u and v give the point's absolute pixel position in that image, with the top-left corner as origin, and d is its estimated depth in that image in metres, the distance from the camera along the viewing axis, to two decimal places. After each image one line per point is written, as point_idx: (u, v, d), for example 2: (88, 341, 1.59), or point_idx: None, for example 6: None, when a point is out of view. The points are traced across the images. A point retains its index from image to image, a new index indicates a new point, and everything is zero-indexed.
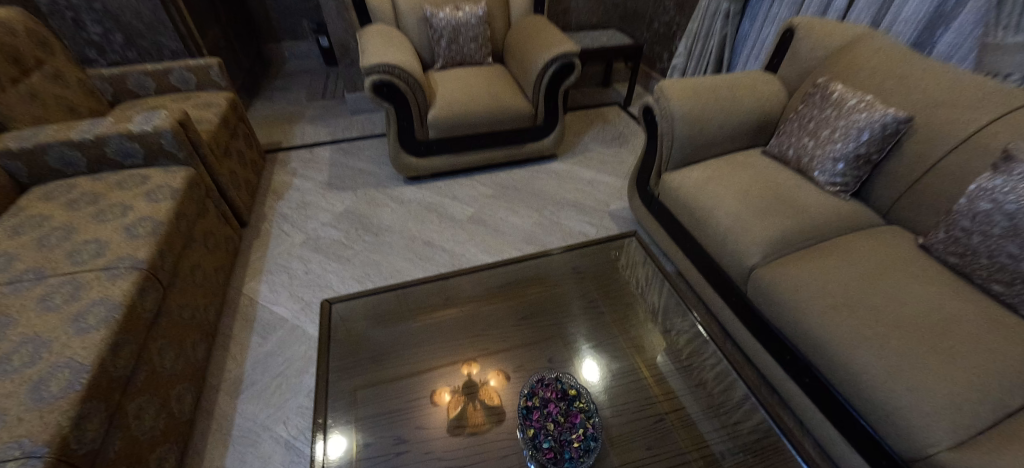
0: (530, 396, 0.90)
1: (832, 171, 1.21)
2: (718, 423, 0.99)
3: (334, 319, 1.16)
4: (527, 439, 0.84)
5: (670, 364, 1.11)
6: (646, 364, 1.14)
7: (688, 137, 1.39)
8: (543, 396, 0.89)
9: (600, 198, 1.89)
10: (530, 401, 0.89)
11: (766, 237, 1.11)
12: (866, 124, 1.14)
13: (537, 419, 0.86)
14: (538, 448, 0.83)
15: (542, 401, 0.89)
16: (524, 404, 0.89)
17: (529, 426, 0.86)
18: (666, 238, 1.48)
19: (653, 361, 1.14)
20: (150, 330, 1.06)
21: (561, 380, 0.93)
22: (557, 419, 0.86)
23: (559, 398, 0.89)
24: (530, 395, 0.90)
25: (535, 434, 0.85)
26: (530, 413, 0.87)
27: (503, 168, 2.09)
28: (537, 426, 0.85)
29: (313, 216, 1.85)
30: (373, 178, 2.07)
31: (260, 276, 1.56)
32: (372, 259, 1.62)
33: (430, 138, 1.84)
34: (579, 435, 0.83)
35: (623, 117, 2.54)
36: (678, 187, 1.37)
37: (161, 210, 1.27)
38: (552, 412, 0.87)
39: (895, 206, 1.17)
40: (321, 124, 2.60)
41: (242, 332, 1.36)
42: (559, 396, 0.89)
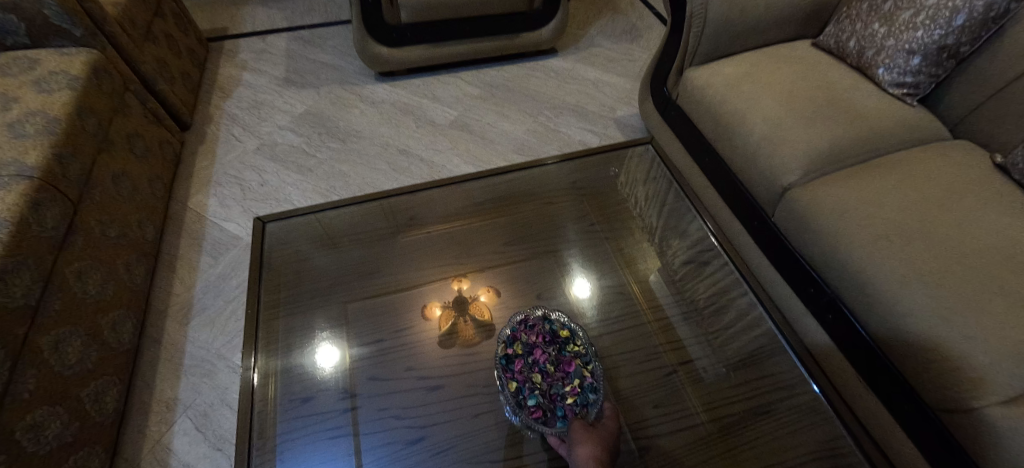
0: (511, 342, 0.78)
1: (903, 67, 0.96)
2: (711, 348, 0.91)
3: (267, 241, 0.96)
4: (509, 394, 0.74)
5: (664, 285, 1.00)
6: (639, 286, 1.01)
7: (723, 21, 1.10)
8: (529, 342, 0.77)
9: (606, 103, 1.62)
10: (512, 348, 0.77)
11: (809, 150, 0.91)
12: (965, 2, 0.86)
13: (519, 371, 0.74)
14: (523, 406, 0.73)
15: (527, 347, 0.77)
16: (504, 352, 0.77)
17: (512, 379, 0.75)
18: (680, 151, 1.27)
19: (646, 281, 1.02)
20: (60, 251, 0.87)
21: (549, 320, 0.80)
22: (545, 370, 0.74)
23: (549, 343, 0.77)
24: (510, 341, 0.78)
25: (518, 388, 0.74)
26: (511, 362, 0.76)
27: (493, 65, 1.76)
28: (520, 379, 0.74)
29: (268, 118, 1.57)
30: (338, 75, 1.74)
31: (207, 187, 1.35)
32: (338, 170, 1.39)
33: (403, 22, 1.52)
34: (573, 389, 0.72)
35: (637, 4, 2.13)
36: (704, 87, 1.12)
37: (55, 104, 1.02)
38: (539, 361, 0.75)
39: (968, 116, 0.96)
40: (275, 6, 2.17)
41: (190, 252, 1.19)
42: (549, 343, 0.77)
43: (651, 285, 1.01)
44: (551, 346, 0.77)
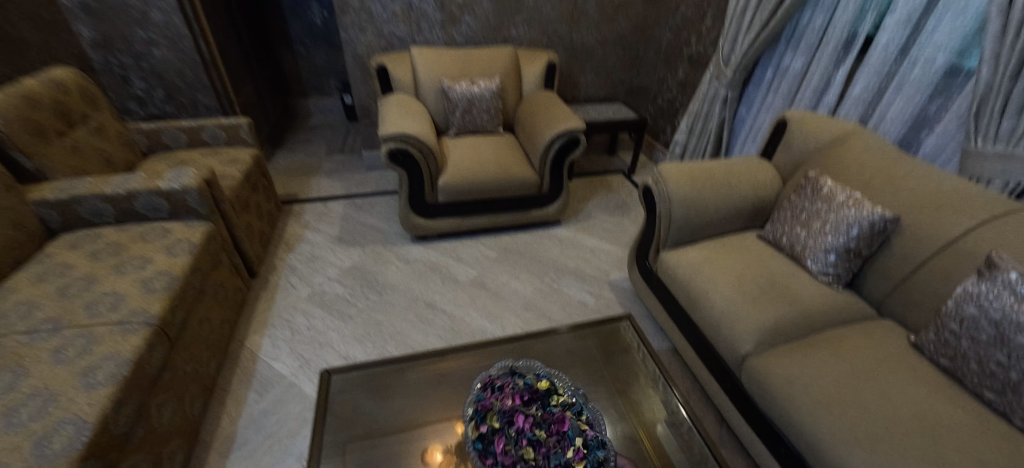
0: (487, 417, 0.84)
1: (824, 261, 1.25)
2: None
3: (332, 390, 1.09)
4: None
5: (671, 436, 1.03)
6: (647, 434, 1.06)
7: (685, 218, 1.44)
8: (505, 402, 0.85)
9: (601, 267, 1.94)
10: (487, 423, 0.83)
11: (756, 325, 1.14)
12: (855, 220, 1.19)
13: (504, 448, 0.79)
14: None
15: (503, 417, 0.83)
16: (479, 430, 0.82)
17: (496, 459, 0.79)
18: (664, 314, 1.50)
19: (653, 431, 1.06)
20: (154, 384, 1.11)
21: (518, 382, 0.90)
22: (539, 436, 0.80)
23: (526, 397, 0.87)
24: (484, 415, 0.84)
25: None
26: (489, 440, 0.81)
27: (508, 232, 2.17)
28: (512, 459, 0.78)
29: (321, 270, 1.90)
30: (382, 235, 2.15)
31: (263, 329, 1.60)
32: (374, 318, 1.65)
33: (439, 201, 1.93)
34: (576, 452, 0.79)
35: (626, 185, 2.64)
36: (675, 266, 1.42)
37: (178, 264, 1.34)
38: (527, 413, 0.83)
39: (887, 300, 1.19)
40: (338, 176, 2.70)
41: (240, 387, 1.39)
42: (527, 395, 0.87)
43: (660, 438, 1.04)
44: (530, 396, 0.88)
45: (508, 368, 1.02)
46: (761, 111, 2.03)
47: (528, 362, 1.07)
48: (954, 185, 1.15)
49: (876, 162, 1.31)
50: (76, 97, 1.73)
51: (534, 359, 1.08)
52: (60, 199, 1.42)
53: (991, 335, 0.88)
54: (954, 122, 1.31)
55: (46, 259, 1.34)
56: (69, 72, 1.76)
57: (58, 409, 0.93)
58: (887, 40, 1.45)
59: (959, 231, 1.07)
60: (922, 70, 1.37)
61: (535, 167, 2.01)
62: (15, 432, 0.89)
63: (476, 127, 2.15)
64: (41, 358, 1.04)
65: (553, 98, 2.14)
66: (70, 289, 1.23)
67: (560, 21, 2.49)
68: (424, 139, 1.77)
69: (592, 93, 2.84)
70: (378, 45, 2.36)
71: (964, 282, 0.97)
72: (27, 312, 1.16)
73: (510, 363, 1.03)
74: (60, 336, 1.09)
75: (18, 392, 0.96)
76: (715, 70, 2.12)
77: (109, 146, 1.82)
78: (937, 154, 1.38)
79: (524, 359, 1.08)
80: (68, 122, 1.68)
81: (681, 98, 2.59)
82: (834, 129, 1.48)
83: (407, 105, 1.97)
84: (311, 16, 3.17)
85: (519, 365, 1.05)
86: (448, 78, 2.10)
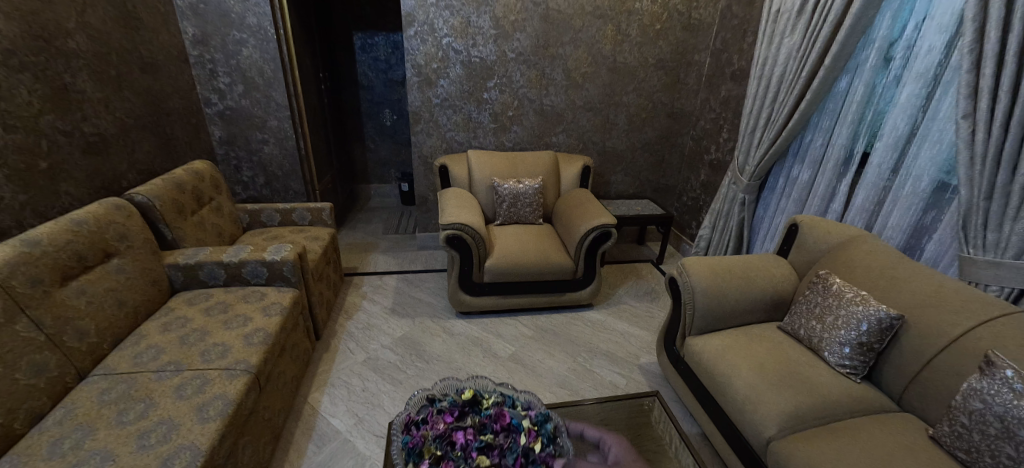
0: (428, 449, 0.95)
1: (840, 353, 1.36)
2: None
3: None
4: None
5: None
6: None
7: (708, 307, 1.60)
8: (436, 427, 0.99)
9: (631, 351, 2.06)
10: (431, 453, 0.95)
11: (776, 411, 1.24)
12: (863, 316, 1.33)
13: (456, 459, 0.93)
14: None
15: (438, 440, 0.97)
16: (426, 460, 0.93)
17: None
18: (693, 399, 1.59)
19: None
20: (243, 424, 1.31)
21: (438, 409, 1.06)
22: (490, 430, 0.99)
23: (455, 415, 1.04)
24: (424, 446, 0.96)
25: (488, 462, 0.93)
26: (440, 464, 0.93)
27: (543, 312, 2.37)
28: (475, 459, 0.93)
29: (375, 338, 2.12)
30: (430, 309, 2.38)
31: (324, 388, 1.80)
32: (421, 385, 1.82)
33: (484, 280, 2.18)
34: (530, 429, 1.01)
35: (655, 273, 2.82)
36: (700, 351, 1.55)
37: (272, 323, 1.62)
38: (463, 426, 1.00)
39: (905, 396, 1.29)
40: (392, 254, 3.04)
41: (301, 439, 1.56)
42: (453, 414, 1.04)
43: None
44: (457, 412, 1.05)
45: (425, 396, 1.16)
46: (777, 213, 2.25)
47: (445, 385, 1.21)
48: (952, 288, 1.29)
49: (882, 264, 1.46)
50: (207, 183, 2.16)
51: (447, 379, 1.22)
52: (189, 263, 1.76)
53: (997, 429, 0.97)
54: (948, 232, 1.48)
55: (169, 312, 1.64)
56: (207, 165, 2.23)
57: (178, 437, 1.14)
58: (879, 161, 1.69)
59: (959, 331, 1.19)
60: (913, 187, 1.57)
61: (571, 254, 2.26)
62: (147, 453, 1.09)
63: (518, 218, 2.47)
64: (166, 393, 1.27)
65: (587, 195, 2.46)
66: (188, 338, 1.50)
67: (594, 131, 2.92)
68: (477, 227, 2.08)
69: (622, 189, 3.18)
70: (441, 147, 2.84)
71: (970, 378, 1.08)
72: (155, 355, 1.42)
73: (418, 393, 1.16)
74: (181, 376, 1.33)
75: (148, 420, 1.18)
76: (733, 176, 2.41)
77: (222, 222, 2.19)
78: (938, 259, 1.53)
79: (436, 383, 1.21)
80: (200, 203, 2.07)
81: (704, 197, 2.86)
82: (842, 233, 1.66)
83: (463, 197, 2.34)
84: (384, 121, 3.82)
85: (435, 389, 1.19)
86: (498, 177, 2.49)
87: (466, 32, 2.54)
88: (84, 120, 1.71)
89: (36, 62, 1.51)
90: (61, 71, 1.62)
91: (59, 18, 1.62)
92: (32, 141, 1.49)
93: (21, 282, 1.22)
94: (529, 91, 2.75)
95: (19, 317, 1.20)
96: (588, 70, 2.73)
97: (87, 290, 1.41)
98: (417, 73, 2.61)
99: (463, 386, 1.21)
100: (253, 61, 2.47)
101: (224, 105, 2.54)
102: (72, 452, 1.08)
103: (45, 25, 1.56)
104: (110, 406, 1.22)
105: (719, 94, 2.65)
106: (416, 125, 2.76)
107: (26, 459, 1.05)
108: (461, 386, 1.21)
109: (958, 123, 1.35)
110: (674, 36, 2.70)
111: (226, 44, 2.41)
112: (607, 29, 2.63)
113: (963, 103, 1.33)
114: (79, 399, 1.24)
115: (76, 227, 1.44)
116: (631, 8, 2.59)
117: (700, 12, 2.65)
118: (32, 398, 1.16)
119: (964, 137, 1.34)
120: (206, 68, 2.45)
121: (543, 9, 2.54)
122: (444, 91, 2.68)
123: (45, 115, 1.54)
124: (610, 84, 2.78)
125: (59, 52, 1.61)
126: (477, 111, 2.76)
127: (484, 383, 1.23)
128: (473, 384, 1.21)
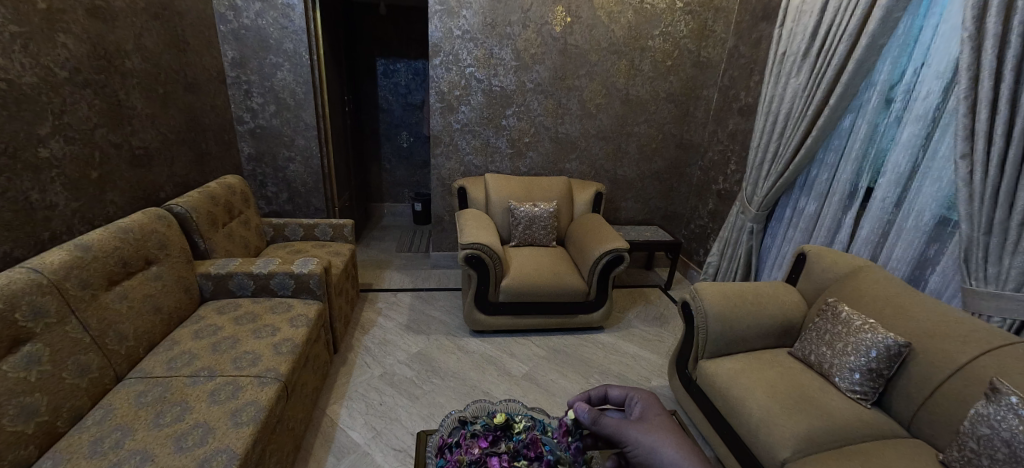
0: None
1: (850, 379, 1.41)
2: None
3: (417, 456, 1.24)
4: None
5: None
6: None
7: (720, 332, 1.65)
8: (472, 453, 1.01)
9: (642, 373, 2.09)
10: None
11: (792, 433, 1.28)
12: (872, 343, 1.39)
13: None
14: None
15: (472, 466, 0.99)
16: None
17: None
18: (707, 423, 1.63)
19: None
20: (271, 432, 1.34)
21: (472, 434, 1.08)
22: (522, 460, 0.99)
23: (489, 440, 1.05)
24: None
25: None
26: None
27: (554, 333, 2.41)
28: None
29: (391, 353, 2.16)
30: (444, 326, 2.43)
31: (342, 400, 1.83)
32: (437, 401, 1.85)
33: (500, 299, 2.24)
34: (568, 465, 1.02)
35: (663, 298, 2.88)
36: (713, 374, 1.59)
37: (299, 334, 1.67)
38: (497, 452, 1.01)
39: (914, 422, 1.33)
40: (406, 271, 3.10)
41: (321, 451, 1.58)
42: (487, 438, 1.05)
43: None
44: (491, 437, 1.06)
45: (458, 418, 1.18)
46: (785, 242, 2.33)
47: (476, 407, 1.22)
48: (957, 318, 1.35)
49: (889, 294, 1.53)
50: (238, 197, 2.27)
51: (478, 402, 1.24)
52: (220, 273, 1.83)
53: (1006, 454, 1.02)
54: (951, 265, 1.55)
55: (200, 320, 1.70)
56: (238, 180, 2.33)
57: (215, 440, 1.17)
58: (883, 195, 1.78)
59: (965, 359, 1.25)
60: (915, 222, 1.65)
61: (584, 277, 2.33)
62: (184, 454, 1.12)
63: (533, 240, 2.55)
64: (201, 397, 1.31)
65: (600, 220, 2.55)
66: (220, 345, 1.56)
67: (607, 159, 3.04)
68: (495, 247, 2.15)
69: (631, 216, 3.27)
70: (459, 170, 2.96)
71: (977, 404, 1.13)
72: (189, 360, 1.47)
73: (451, 413, 1.18)
74: (214, 382, 1.38)
75: (185, 422, 1.22)
76: (741, 205, 2.50)
77: (248, 234, 2.28)
78: (942, 290, 1.59)
79: (468, 406, 1.22)
80: (230, 215, 2.17)
81: (712, 225, 2.95)
82: (848, 263, 1.73)
83: (480, 218, 2.42)
84: (401, 142, 3.96)
85: (467, 411, 1.20)
86: (514, 200, 2.59)
87: (489, 63, 2.69)
88: (132, 134, 1.82)
89: (97, 79, 1.63)
90: (117, 89, 1.73)
91: (120, 40, 1.75)
92: (87, 153, 1.59)
93: (73, 285, 1.29)
94: (545, 120, 2.88)
95: (70, 318, 1.25)
96: (602, 101, 2.87)
97: (129, 295, 1.47)
98: (440, 99, 2.75)
99: (492, 409, 1.23)
100: (287, 83, 2.62)
101: (255, 123, 2.67)
102: (112, 451, 1.11)
103: (108, 47, 1.69)
104: (147, 409, 1.25)
105: (727, 127, 2.78)
106: (436, 148, 2.88)
107: (69, 457, 1.08)
108: (491, 409, 1.22)
109: (957, 162, 1.45)
110: (684, 72, 2.85)
111: (262, 67, 2.56)
112: (621, 63, 2.78)
113: (961, 145, 1.43)
114: (117, 401, 1.27)
115: (123, 234, 1.52)
116: (645, 45, 2.75)
117: (709, 51, 2.82)
118: (74, 398, 1.20)
119: (963, 176, 1.43)
120: (241, 89, 2.59)
121: (561, 43, 2.70)
122: (464, 117, 2.81)
123: (100, 128, 1.64)
124: (623, 114, 2.92)
125: (117, 71, 1.73)
126: (495, 137, 2.89)
127: (514, 407, 1.24)
128: (503, 408, 1.23)
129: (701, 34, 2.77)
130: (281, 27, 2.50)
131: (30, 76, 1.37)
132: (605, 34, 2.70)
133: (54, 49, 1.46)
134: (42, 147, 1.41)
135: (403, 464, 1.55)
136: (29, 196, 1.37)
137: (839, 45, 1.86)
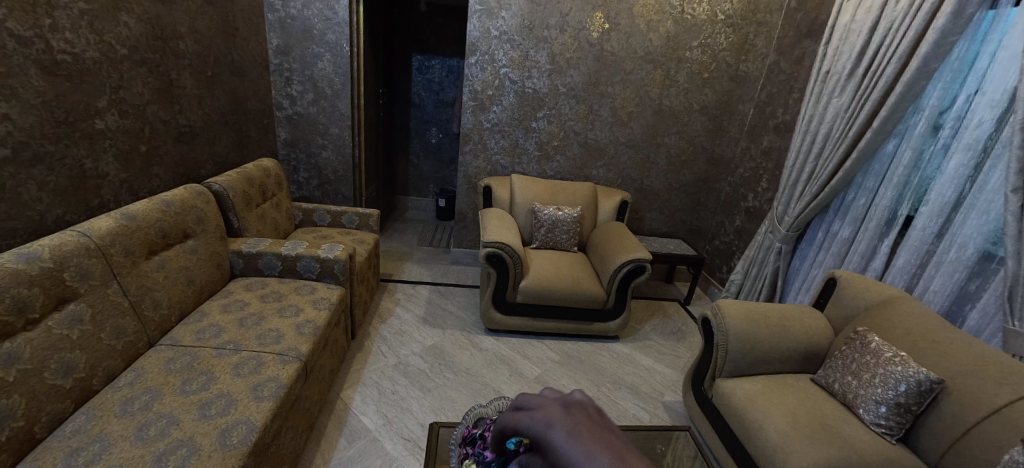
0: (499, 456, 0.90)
1: (876, 411, 1.37)
2: None
3: (438, 443, 1.21)
4: None
5: None
6: None
7: (741, 351, 1.62)
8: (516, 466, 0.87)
9: (656, 387, 2.06)
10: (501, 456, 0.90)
11: (809, 460, 1.24)
12: (901, 376, 1.34)
13: None
14: None
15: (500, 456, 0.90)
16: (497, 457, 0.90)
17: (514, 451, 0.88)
18: (720, 443, 1.59)
19: None
20: (289, 409, 1.37)
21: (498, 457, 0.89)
22: None
23: None
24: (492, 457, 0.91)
25: None
26: None
27: (569, 339, 2.40)
28: None
29: (406, 344, 2.19)
30: (460, 323, 2.45)
31: (356, 386, 1.86)
32: (449, 395, 1.87)
33: (517, 300, 2.25)
34: None
35: (682, 313, 2.83)
36: (730, 394, 1.56)
37: (321, 317, 1.72)
38: None
39: (942, 463, 1.28)
40: (426, 265, 3.14)
41: (333, 433, 1.62)
42: None
43: None
44: None
45: (481, 414, 1.15)
46: (814, 266, 2.25)
47: (500, 404, 1.19)
48: (997, 359, 1.28)
49: (922, 328, 1.47)
50: (271, 180, 2.34)
51: (499, 400, 1.20)
52: (250, 252, 1.90)
53: None
54: (992, 303, 1.48)
55: (229, 295, 1.76)
56: (272, 163, 2.41)
57: (236, 411, 1.21)
58: (923, 225, 1.71)
59: (1004, 401, 1.19)
60: (957, 254, 1.58)
61: (603, 285, 2.31)
62: (207, 421, 1.16)
63: (554, 244, 2.55)
64: (225, 369, 1.35)
65: (624, 229, 2.52)
66: (246, 321, 1.61)
67: (634, 168, 3.02)
68: (516, 247, 2.16)
69: (655, 227, 3.24)
70: (485, 169, 2.99)
71: (1011, 449, 1.11)
72: (216, 332, 1.53)
73: (475, 408, 1.16)
74: (239, 355, 1.42)
75: (210, 391, 1.26)
76: (771, 225, 2.44)
77: (278, 215, 2.35)
78: (981, 328, 1.52)
79: (492, 401, 1.19)
80: (263, 196, 2.24)
81: (738, 243, 2.88)
82: (881, 291, 1.67)
83: (503, 218, 2.44)
84: (430, 138, 4.02)
85: (490, 407, 1.17)
86: (539, 203, 2.59)
87: (523, 65, 2.71)
88: (179, 113, 1.90)
89: (153, 58, 1.72)
90: (170, 68, 1.82)
91: (176, 22, 1.83)
92: (138, 127, 1.67)
93: (117, 251, 1.35)
94: (576, 125, 2.88)
95: (112, 282, 1.31)
96: (634, 110, 2.84)
97: (165, 265, 1.53)
98: (473, 97, 2.78)
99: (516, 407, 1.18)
100: (326, 73, 2.69)
101: (294, 110, 2.77)
102: (141, 412, 1.15)
103: (165, 27, 1.77)
104: (175, 375, 1.30)
105: (761, 144, 2.72)
106: (465, 146, 2.92)
107: (101, 414, 1.13)
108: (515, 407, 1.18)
109: (1008, 195, 1.38)
110: (720, 85, 2.81)
111: (305, 56, 2.64)
112: (656, 72, 2.76)
113: (1013, 177, 1.37)
114: (148, 365, 1.33)
115: (165, 207, 1.58)
116: (682, 56, 2.72)
117: (748, 65, 2.76)
118: (110, 359, 1.25)
119: (1013, 210, 1.36)
120: (283, 76, 2.68)
121: (597, 50, 2.70)
122: (495, 116, 2.84)
123: (152, 105, 1.73)
124: (654, 124, 2.89)
125: (171, 52, 1.82)
126: (524, 138, 2.90)
127: None
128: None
129: (741, 48, 2.72)
130: (325, 18, 2.57)
131: (94, 51, 1.45)
132: (642, 43, 2.69)
133: (116, 27, 1.54)
134: (99, 119, 1.49)
135: (411, 453, 1.57)
136: (84, 164, 1.45)
137: (887, 67, 1.81)
